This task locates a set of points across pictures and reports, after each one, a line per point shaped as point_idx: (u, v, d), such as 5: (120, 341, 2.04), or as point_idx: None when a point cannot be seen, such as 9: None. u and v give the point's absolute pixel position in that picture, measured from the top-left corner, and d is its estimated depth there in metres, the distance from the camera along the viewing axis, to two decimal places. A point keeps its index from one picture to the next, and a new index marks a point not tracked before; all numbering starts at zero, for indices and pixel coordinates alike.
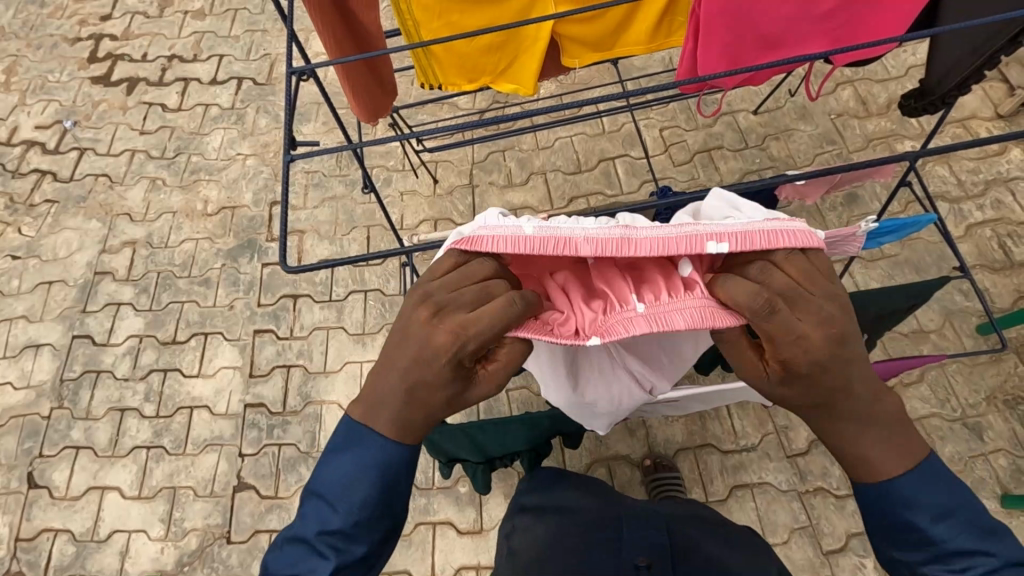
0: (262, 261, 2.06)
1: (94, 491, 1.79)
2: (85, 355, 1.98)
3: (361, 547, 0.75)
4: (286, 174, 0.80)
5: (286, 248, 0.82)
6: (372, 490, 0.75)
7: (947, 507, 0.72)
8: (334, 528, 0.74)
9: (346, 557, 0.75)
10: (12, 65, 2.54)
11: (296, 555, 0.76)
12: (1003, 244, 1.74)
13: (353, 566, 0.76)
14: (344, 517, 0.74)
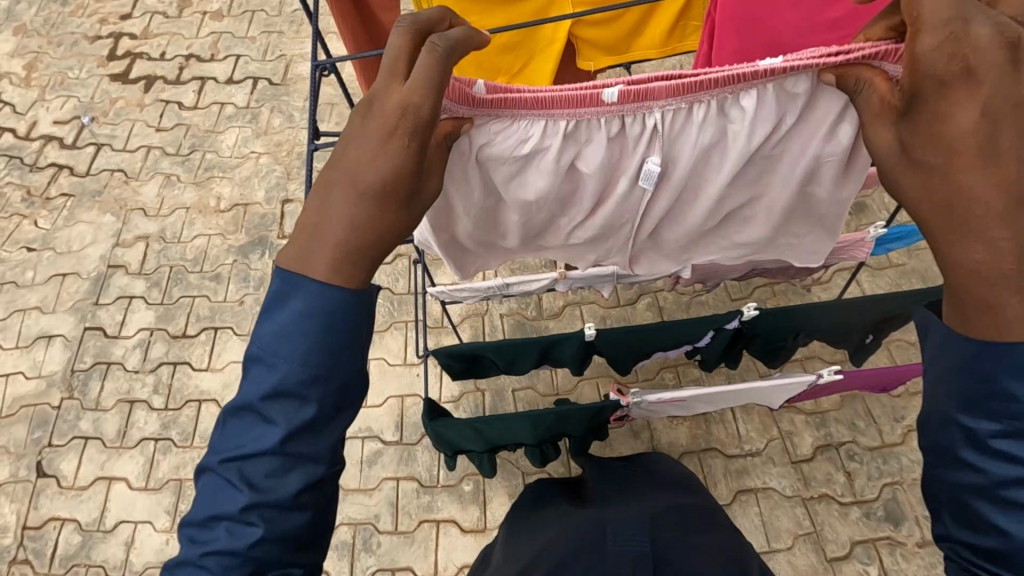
0: (273, 258, 2.08)
1: (101, 481, 1.81)
2: (96, 346, 2.00)
3: (301, 411, 0.66)
4: (310, 163, 0.81)
5: None
6: (312, 337, 0.67)
7: None
8: (268, 390, 0.66)
9: (292, 421, 0.66)
10: (33, 61, 2.59)
11: (239, 427, 0.68)
12: None
13: (300, 434, 0.67)
14: (281, 377, 0.66)
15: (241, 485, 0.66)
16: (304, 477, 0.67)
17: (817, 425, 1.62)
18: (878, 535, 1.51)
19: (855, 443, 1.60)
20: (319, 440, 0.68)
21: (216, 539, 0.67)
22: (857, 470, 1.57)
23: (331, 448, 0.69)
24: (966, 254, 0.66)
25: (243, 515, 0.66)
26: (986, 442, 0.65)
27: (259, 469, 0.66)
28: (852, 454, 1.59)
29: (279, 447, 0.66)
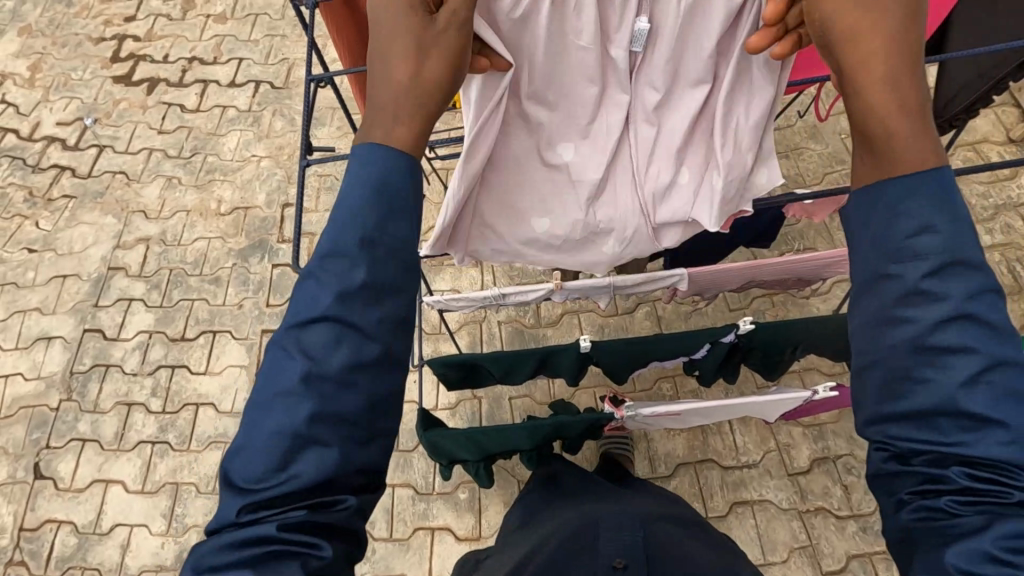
0: (272, 262, 2.08)
1: (98, 483, 1.82)
2: (95, 348, 2.01)
3: (363, 276, 0.65)
4: (303, 177, 0.82)
5: (298, 254, 0.83)
6: (375, 198, 0.67)
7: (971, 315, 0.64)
8: (332, 254, 0.66)
9: (360, 284, 0.65)
10: (37, 62, 2.60)
11: (310, 290, 0.67)
12: (1011, 269, 1.74)
13: (363, 299, 0.65)
14: (351, 238, 0.66)
15: (299, 353, 0.65)
16: (366, 350, 0.65)
17: (815, 437, 1.62)
18: (875, 549, 1.50)
19: (852, 456, 1.60)
20: (382, 308, 0.66)
21: (277, 418, 0.64)
22: (854, 484, 1.57)
23: (393, 324, 0.67)
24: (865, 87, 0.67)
25: (305, 384, 0.64)
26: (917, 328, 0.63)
27: (322, 340, 0.65)
28: (850, 468, 1.58)
29: (339, 312, 0.65)
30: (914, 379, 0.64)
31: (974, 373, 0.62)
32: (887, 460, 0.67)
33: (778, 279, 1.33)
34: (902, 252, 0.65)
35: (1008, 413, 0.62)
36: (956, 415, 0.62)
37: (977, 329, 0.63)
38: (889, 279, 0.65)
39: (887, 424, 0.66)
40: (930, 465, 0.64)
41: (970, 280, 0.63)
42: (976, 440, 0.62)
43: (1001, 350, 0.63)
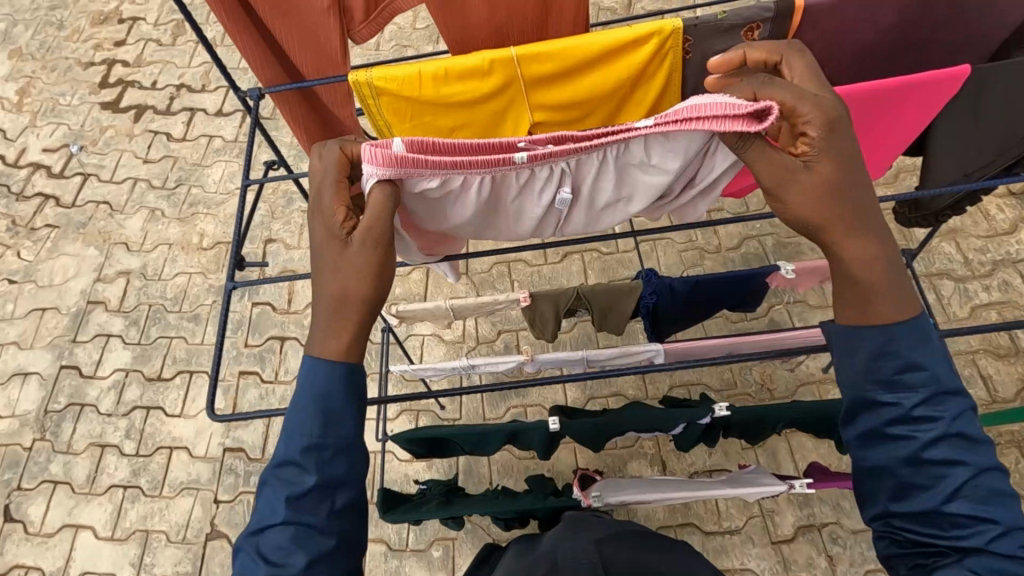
0: (251, 300, 2.03)
1: (68, 529, 1.78)
2: (71, 386, 1.98)
3: (318, 472, 0.64)
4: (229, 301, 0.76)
5: (213, 392, 0.73)
6: (319, 405, 0.66)
7: (975, 464, 0.61)
8: (284, 455, 0.65)
9: (313, 481, 0.64)
10: (25, 86, 2.58)
11: (266, 496, 0.66)
12: (1009, 329, 1.68)
13: (316, 496, 0.64)
14: (299, 436, 0.65)
15: (259, 560, 0.63)
16: (325, 539, 0.63)
17: (799, 504, 1.56)
18: None
19: (838, 525, 1.54)
20: (338, 497, 0.65)
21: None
22: (839, 555, 1.51)
23: (349, 506, 0.65)
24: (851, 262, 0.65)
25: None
26: (922, 453, 0.61)
27: (275, 541, 0.63)
28: (835, 537, 1.53)
29: (294, 513, 0.63)
30: (908, 485, 0.62)
31: (965, 483, 0.60)
32: (887, 546, 0.65)
33: (758, 354, 1.28)
34: (893, 383, 0.63)
35: (1003, 511, 0.60)
36: (951, 514, 0.60)
37: (964, 443, 0.62)
38: (881, 407, 0.63)
39: (887, 520, 0.64)
40: (924, 544, 0.62)
41: (950, 403, 0.63)
42: (973, 534, 0.60)
43: (985, 459, 0.62)
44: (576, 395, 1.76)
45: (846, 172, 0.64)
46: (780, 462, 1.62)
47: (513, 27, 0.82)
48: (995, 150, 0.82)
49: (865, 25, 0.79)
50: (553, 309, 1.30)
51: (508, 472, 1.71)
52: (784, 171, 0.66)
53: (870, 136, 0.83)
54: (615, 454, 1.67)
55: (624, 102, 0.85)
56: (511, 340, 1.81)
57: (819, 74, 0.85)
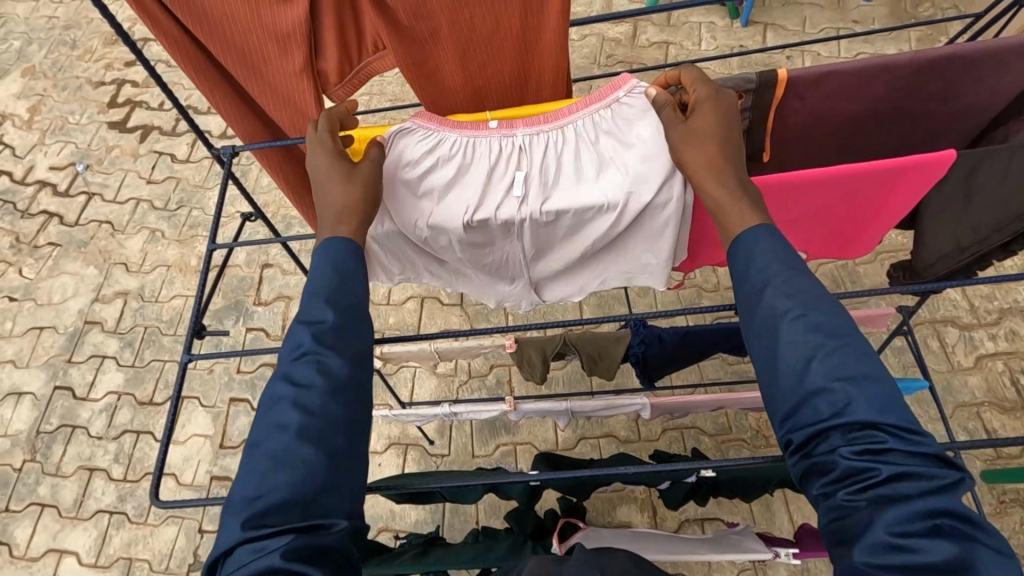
0: (247, 325, 2.03)
1: (52, 553, 1.77)
2: (63, 407, 1.98)
3: (335, 308, 0.66)
4: (185, 373, 0.78)
5: (158, 476, 0.72)
6: (335, 268, 0.69)
7: (838, 340, 0.57)
8: (304, 303, 0.66)
9: (333, 315, 0.65)
10: (36, 104, 2.62)
11: (294, 332, 0.65)
12: (1015, 381, 1.63)
13: (337, 335, 0.65)
14: (319, 286, 0.67)
15: (287, 382, 0.62)
16: (340, 367, 0.63)
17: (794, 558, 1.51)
18: None
19: None
20: (355, 343, 0.66)
21: (271, 437, 0.60)
22: None
23: (360, 358, 0.66)
24: (715, 196, 0.69)
25: (291, 405, 0.61)
26: (782, 332, 0.59)
27: (302, 369, 0.62)
28: None
29: (318, 347, 0.64)
30: (783, 373, 0.59)
31: (824, 355, 0.57)
32: (795, 461, 0.59)
33: (749, 407, 1.24)
34: (750, 275, 0.64)
35: (871, 380, 0.56)
36: (821, 389, 0.56)
37: (827, 324, 0.59)
38: (747, 300, 0.64)
39: (786, 422, 0.59)
40: (826, 449, 0.56)
41: (802, 285, 0.61)
42: (850, 406, 0.55)
43: (849, 335, 0.58)
44: (567, 435, 1.71)
45: (722, 126, 0.71)
46: (774, 514, 1.56)
47: (490, 88, 0.83)
48: (992, 227, 0.79)
49: (853, 96, 0.78)
50: (540, 354, 1.28)
51: (495, 512, 1.67)
52: (671, 121, 0.73)
53: (859, 210, 0.81)
54: (605, 498, 1.62)
55: None
56: (503, 374, 1.78)
57: (807, 138, 0.84)
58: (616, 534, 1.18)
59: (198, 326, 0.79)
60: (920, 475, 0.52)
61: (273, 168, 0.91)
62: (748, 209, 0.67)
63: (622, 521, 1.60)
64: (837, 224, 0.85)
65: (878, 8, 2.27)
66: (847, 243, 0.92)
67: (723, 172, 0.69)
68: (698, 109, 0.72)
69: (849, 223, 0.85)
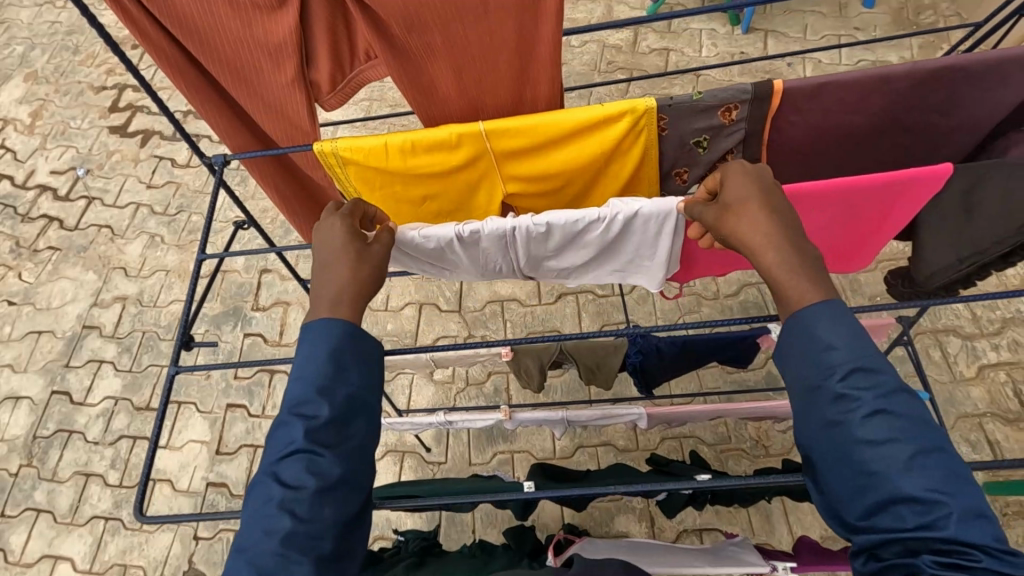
0: (244, 331, 2.02)
1: (47, 560, 1.76)
2: (61, 412, 1.97)
3: (329, 404, 0.64)
4: (172, 383, 0.78)
5: (142, 491, 0.71)
6: (331, 355, 0.66)
7: (920, 440, 0.55)
8: (297, 393, 0.64)
9: (327, 413, 0.63)
10: (39, 109, 2.63)
11: (284, 427, 0.63)
12: (1018, 392, 1.61)
13: (331, 431, 0.63)
14: (312, 377, 0.65)
15: (278, 483, 0.61)
16: (333, 468, 0.62)
17: None
18: None
19: None
20: (351, 437, 0.65)
21: (257, 542, 0.60)
22: None
23: (356, 450, 0.65)
24: (772, 270, 0.64)
25: (279, 509, 0.60)
26: (857, 429, 0.56)
27: (296, 469, 0.61)
28: None
29: (310, 445, 0.62)
30: (863, 474, 0.55)
31: (911, 457, 0.54)
32: (864, 561, 0.57)
33: (747, 417, 1.23)
34: (816, 365, 0.60)
35: (960, 489, 0.53)
36: (906, 499, 0.53)
37: (907, 419, 0.56)
38: (812, 391, 0.60)
39: (863, 518, 0.56)
40: (900, 554, 0.54)
41: (879, 377, 0.57)
42: (940, 522, 0.52)
43: (932, 434, 0.56)
44: (565, 443, 1.70)
45: (761, 201, 0.66)
46: (774, 526, 1.55)
47: (485, 101, 0.83)
48: (993, 239, 0.76)
49: (849, 110, 0.77)
50: (536, 363, 1.28)
51: (491, 522, 1.66)
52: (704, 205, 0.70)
53: (855, 224, 0.80)
54: (603, 508, 1.61)
55: (598, 176, 0.84)
56: (501, 382, 1.77)
57: (804, 151, 0.83)
58: (612, 547, 1.16)
59: (186, 336, 0.78)
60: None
61: (265, 179, 0.90)
62: (805, 281, 0.62)
63: (619, 532, 1.58)
64: (837, 237, 0.84)
65: (879, 15, 2.27)
66: (843, 257, 0.91)
67: (774, 239, 0.64)
68: (727, 184, 0.69)
69: (849, 237, 0.84)
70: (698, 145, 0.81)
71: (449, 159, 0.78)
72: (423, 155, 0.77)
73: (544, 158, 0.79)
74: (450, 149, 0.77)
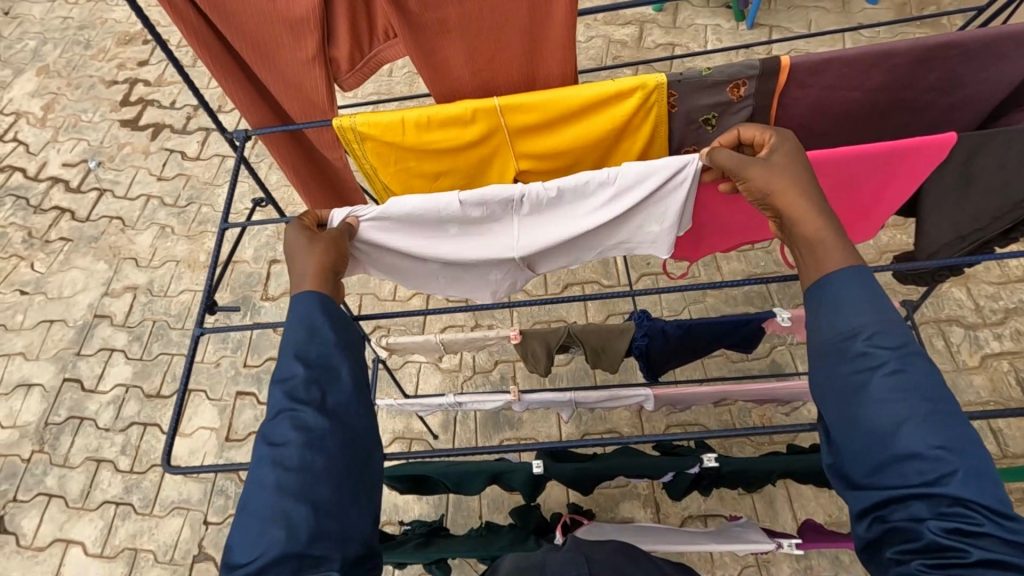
0: (253, 320, 2.05)
1: (59, 543, 1.78)
2: (72, 399, 2.00)
3: (303, 363, 0.69)
4: (196, 344, 0.82)
5: (172, 443, 0.76)
6: (305, 324, 0.71)
7: (935, 401, 0.57)
8: (278, 362, 0.70)
9: (303, 372, 0.68)
10: (50, 103, 2.66)
11: (273, 394, 0.68)
12: (1021, 380, 1.62)
13: (310, 387, 0.68)
14: (291, 345, 0.70)
15: (268, 443, 0.65)
16: (318, 421, 0.66)
17: (797, 556, 1.50)
18: None
19: None
20: (333, 395, 0.69)
21: (255, 498, 0.63)
22: None
23: (337, 405, 0.69)
24: (811, 231, 0.65)
25: (270, 463, 0.64)
26: (875, 385, 0.58)
27: (282, 427, 0.66)
28: None
29: (292, 403, 0.67)
30: (874, 431, 0.57)
31: (924, 415, 0.56)
32: (867, 525, 0.58)
33: (751, 400, 1.24)
34: (841, 325, 0.61)
35: (968, 452, 0.55)
36: (913, 457, 0.55)
37: (920, 381, 0.57)
38: (833, 350, 0.62)
39: (869, 476, 0.58)
40: (905, 516, 0.56)
41: (901, 340, 0.59)
42: (943, 479, 0.54)
43: (943, 397, 0.57)
44: (570, 430, 1.72)
45: (803, 171, 0.69)
46: (777, 512, 1.56)
47: (499, 81, 0.85)
48: (994, 214, 0.81)
49: (852, 87, 0.80)
50: (543, 346, 1.29)
51: (498, 507, 1.68)
52: (749, 162, 0.71)
53: (860, 194, 0.83)
54: (608, 494, 1.63)
55: (608, 153, 0.86)
56: (508, 370, 1.79)
57: (809, 129, 0.86)
58: (619, 529, 1.17)
59: (211, 300, 0.82)
60: (1011, 561, 0.52)
61: (282, 157, 0.93)
62: (841, 246, 0.64)
63: (625, 517, 1.59)
64: (840, 208, 0.86)
65: (882, 11, 2.29)
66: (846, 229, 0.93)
67: (818, 209, 0.66)
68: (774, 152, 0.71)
69: (852, 207, 0.86)
70: (707, 122, 0.83)
71: (463, 135, 0.81)
72: (439, 130, 0.80)
73: (556, 136, 0.82)
74: (465, 125, 0.80)
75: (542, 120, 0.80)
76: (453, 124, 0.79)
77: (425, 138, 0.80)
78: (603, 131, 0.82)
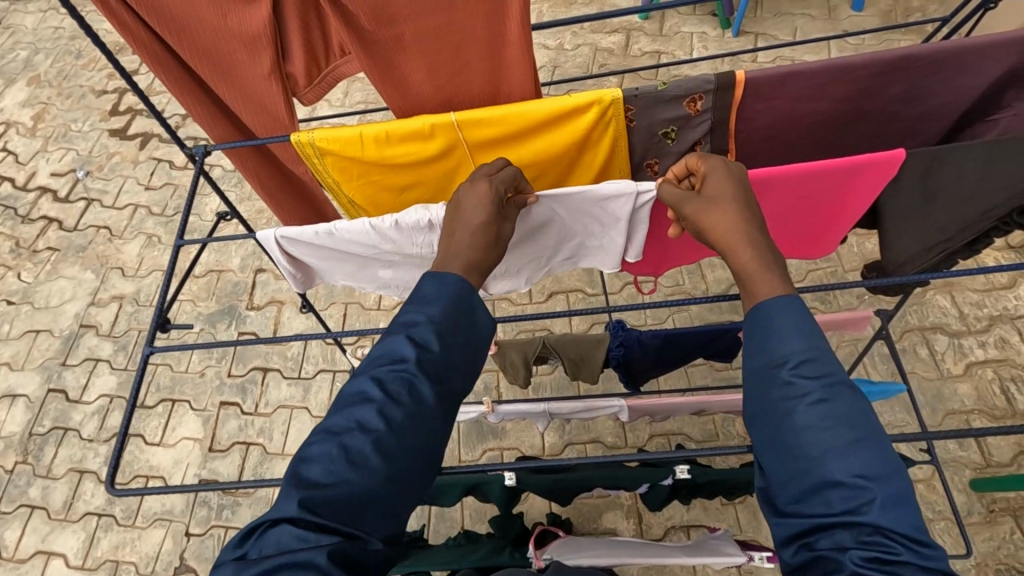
0: (238, 329, 2.04)
1: (40, 555, 1.78)
2: (56, 409, 2.00)
3: (441, 343, 0.64)
4: (147, 363, 0.81)
5: (116, 463, 0.75)
6: (453, 302, 0.66)
7: (860, 430, 0.56)
8: (419, 312, 0.65)
9: (438, 350, 0.64)
10: (41, 112, 2.67)
11: (388, 344, 0.64)
12: (1005, 390, 1.61)
13: (440, 368, 0.64)
14: (437, 309, 0.65)
15: (375, 389, 0.61)
16: (428, 398, 0.62)
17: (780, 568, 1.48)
18: None
19: None
20: (450, 383, 0.65)
21: (340, 432, 0.59)
22: None
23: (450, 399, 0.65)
24: (748, 265, 0.65)
25: (376, 412, 0.59)
26: (801, 415, 0.57)
27: (399, 389, 0.61)
28: None
29: (415, 370, 0.62)
30: (801, 458, 0.57)
31: (849, 443, 0.55)
32: (793, 551, 0.57)
33: (728, 411, 1.23)
34: (771, 354, 0.61)
35: (890, 479, 0.54)
36: (835, 486, 0.54)
37: (846, 410, 0.57)
38: (763, 377, 0.61)
39: (792, 504, 0.57)
40: (830, 544, 0.54)
41: (828, 368, 0.59)
42: (863, 508, 0.53)
43: (870, 425, 0.57)
44: (553, 440, 1.71)
45: (738, 201, 0.68)
46: (761, 522, 1.55)
47: (461, 95, 0.85)
48: (958, 227, 0.79)
49: (816, 98, 0.79)
50: (521, 356, 1.30)
51: (481, 518, 1.66)
52: (685, 197, 0.71)
53: (820, 207, 0.82)
54: (591, 504, 1.61)
55: (573, 164, 0.86)
56: (491, 380, 1.78)
57: (775, 138, 0.86)
58: (593, 543, 1.15)
59: (163, 318, 0.82)
60: None
61: (249, 171, 0.93)
62: (776, 277, 0.64)
63: (607, 528, 1.58)
64: (802, 219, 0.86)
65: (868, 18, 2.30)
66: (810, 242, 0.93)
67: (751, 236, 0.66)
68: (710, 181, 0.70)
69: (813, 219, 0.86)
70: (667, 135, 0.83)
71: (424, 149, 0.81)
72: (398, 146, 0.80)
73: (517, 148, 0.82)
74: (425, 140, 0.79)
75: (502, 135, 0.79)
76: (412, 139, 0.79)
77: (383, 152, 0.80)
78: (563, 144, 0.82)
